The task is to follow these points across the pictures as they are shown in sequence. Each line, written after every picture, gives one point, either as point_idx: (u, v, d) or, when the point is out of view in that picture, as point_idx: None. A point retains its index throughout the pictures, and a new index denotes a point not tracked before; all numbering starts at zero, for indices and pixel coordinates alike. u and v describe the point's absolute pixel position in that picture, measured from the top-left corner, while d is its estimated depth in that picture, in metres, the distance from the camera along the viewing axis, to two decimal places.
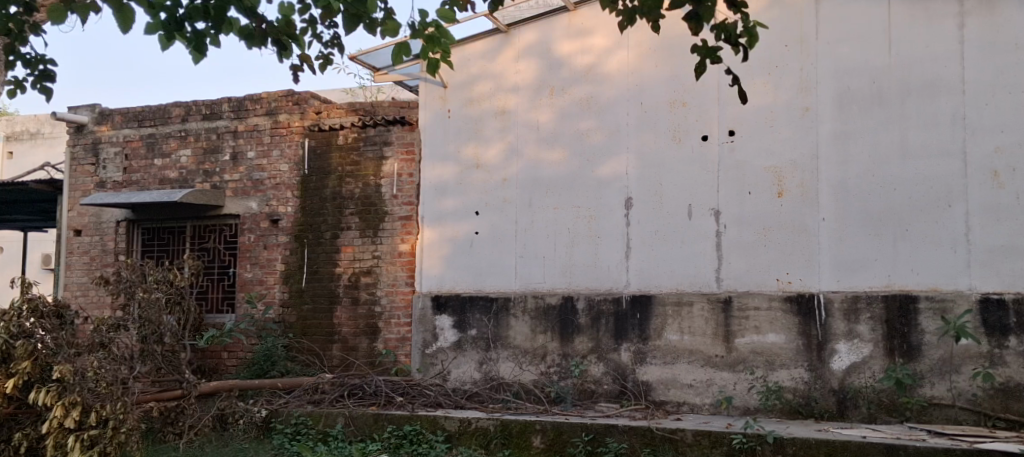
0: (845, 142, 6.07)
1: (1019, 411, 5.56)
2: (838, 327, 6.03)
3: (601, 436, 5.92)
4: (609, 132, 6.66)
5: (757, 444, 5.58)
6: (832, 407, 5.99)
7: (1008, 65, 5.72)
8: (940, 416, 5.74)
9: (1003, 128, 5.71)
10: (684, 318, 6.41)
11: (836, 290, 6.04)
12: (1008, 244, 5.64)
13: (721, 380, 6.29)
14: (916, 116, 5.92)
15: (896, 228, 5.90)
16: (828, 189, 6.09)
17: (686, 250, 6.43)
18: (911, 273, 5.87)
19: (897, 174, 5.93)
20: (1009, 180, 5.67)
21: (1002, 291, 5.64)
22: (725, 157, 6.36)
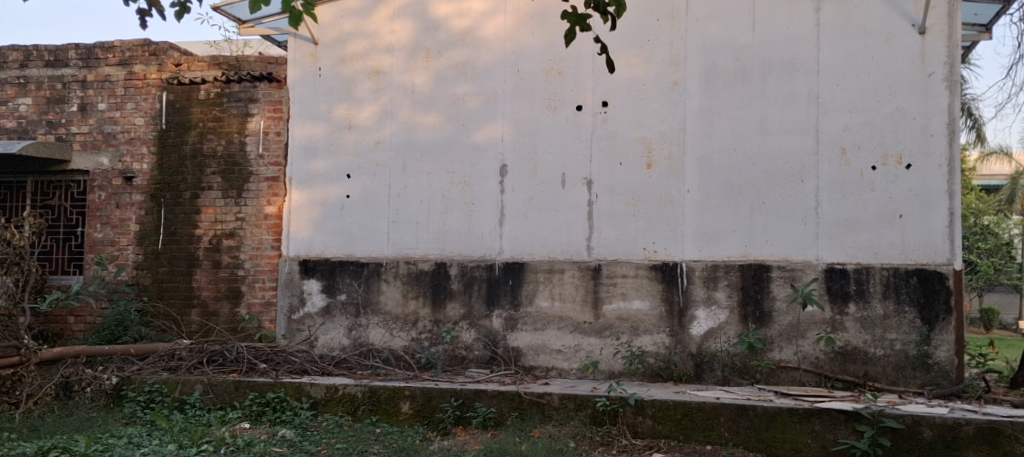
0: (708, 117, 6.31)
1: (855, 372, 6.02)
2: (698, 294, 6.30)
3: (470, 401, 6.03)
4: (485, 98, 6.64)
5: (619, 407, 5.82)
6: (690, 370, 6.28)
7: (858, 49, 6.08)
8: (786, 378, 6.12)
9: (851, 108, 6.09)
10: (555, 285, 6.51)
11: (698, 260, 6.30)
12: (852, 218, 6.05)
13: (588, 345, 6.46)
14: (775, 93, 6.21)
15: (754, 200, 6.21)
16: (692, 162, 6.33)
17: (558, 218, 6.53)
18: (766, 244, 6.20)
19: (756, 149, 6.22)
20: (855, 157, 6.07)
21: (845, 261, 6.06)
22: (597, 127, 6.48)
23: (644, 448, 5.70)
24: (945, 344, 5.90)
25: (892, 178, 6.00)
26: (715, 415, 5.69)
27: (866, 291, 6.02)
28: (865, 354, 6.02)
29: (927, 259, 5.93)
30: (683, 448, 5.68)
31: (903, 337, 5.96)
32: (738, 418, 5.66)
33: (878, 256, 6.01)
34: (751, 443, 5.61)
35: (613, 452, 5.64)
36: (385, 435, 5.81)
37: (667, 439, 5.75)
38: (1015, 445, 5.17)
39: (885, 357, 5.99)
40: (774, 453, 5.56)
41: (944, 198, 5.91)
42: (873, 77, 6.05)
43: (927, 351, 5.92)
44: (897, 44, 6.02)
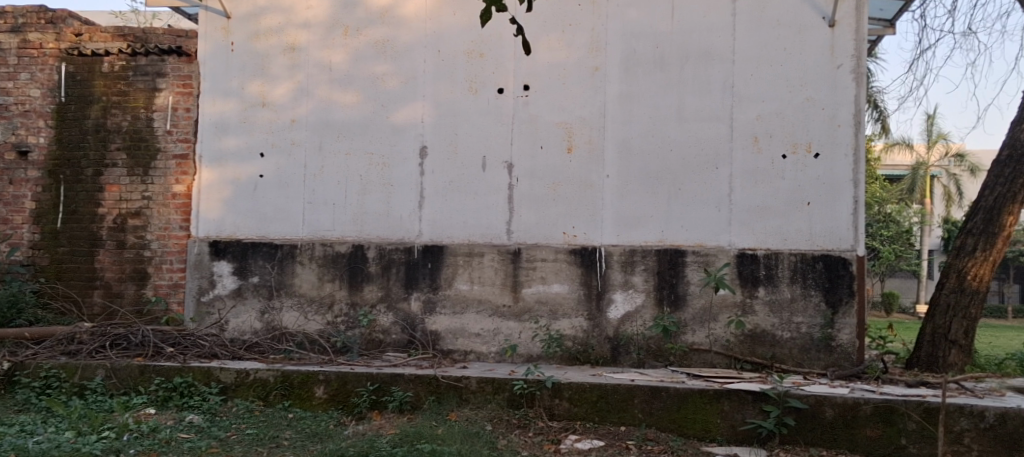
0: (627, 103, 6.38)
1: (763, 354, 6.21)
2: (615, 278, 6.38)
3: (386, 385, 5.98)
4: (405, 79, 6.54)
5: (536, 389, 5.87)
6: (606, 354, 6.37)
7: (771, 40, 6.23)
8: (699, 360, 6.27)
9: (764, 98, 6.24)
10: (474, 269, 6.49)
11: (615, 244, 6.38)
12: (763, 205, 6.23)
13: (507, 328, 6.47)
14: (692, 81, 6.33)
15: (670, 186, 6.32)
16: (611, 147, 6.39)
17: (478, 201, 6.50)
18: (681, 229, 6.32)
19: (673, 136, 6.33)
20: (767, 146, 6.23)
21: (756, 247, 6.24)
22: (518, 110, 6.46)
23: (560, 430, 5.75)
24: (847, 327, 6.13)
25: (801, 166, 6.19)
26: (629, 396, 5.79)
27: (775, 276, 6.21)
28: (773, 337, 6.21)
29: (832, 245, 6.15)
30: (598, 429, 5.76)
31: (809, 320, 6.17)
32: (652, 400, 5.77)
33: (787, 242, 6.20)
34: (664, 424, 5.74)
35: (529, 434, 5.70)
36: (298, 420, 5.71)
37: (583, 421, 5.82)
38: (909, 423, 5.41)
39: (791, 340, 6.19)
40: (685, 434, 5.70)
41: (849, 186, 6.13)
42: (784, 68, 6.22)
43: (830, 334, 6.14)
44: (808, 36, 6.19)
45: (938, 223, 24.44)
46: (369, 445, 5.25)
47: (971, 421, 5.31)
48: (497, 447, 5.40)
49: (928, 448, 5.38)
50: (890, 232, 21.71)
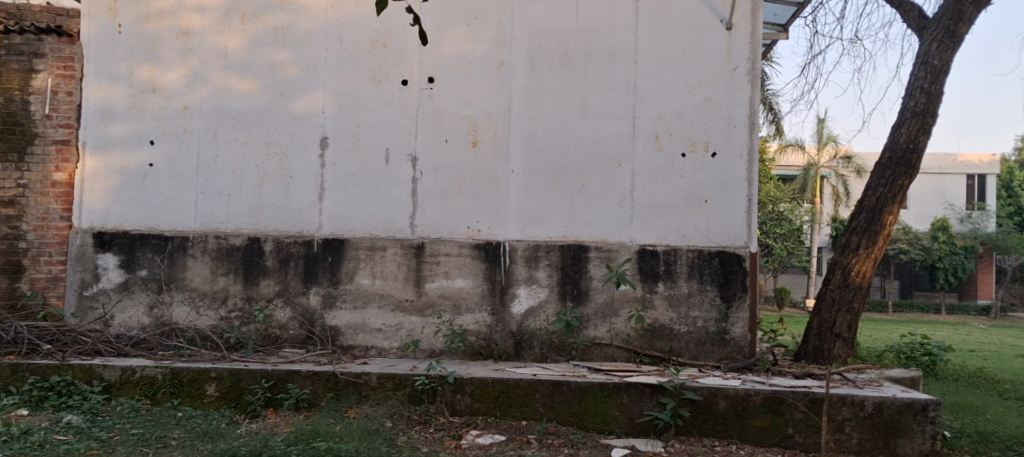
0: (532, 99, 6.40)
1: (661, 348, 6.34)
2: (519, 273, 6.39)
3: (282, 382, 5.82)
4: (305, 67, 6.38)
5: (438, 385, 5.83)
6: (509, 349, 6.37)
7: (672, 41, 6.37)
8: (599, 355, 6.35)
9: (665, 97, 6.38)
10: (376, 263, 6.39)
11: (520, 239, 6.40)
12: (663, 202, 6.36)
13: (410, 324, 6.39)
14: (596, 78, 6.40)
15: (574, 183, 6.39)
16: (516, 142, 6.40)
17: (381, 194, 6.40)
18: (584, 225, 6.39)
19: (577, 133, 6.39)
20: (668, 144, 6.37)
21: (656, 243, 6.37)
22: (422, 103, 6.40)
23: (461, 426, 5.73)
24: (740, 321, 6.33)
25: (699, 165, 6.35)
26: (530, 391, 5.81)
27: (674, 272, 6.35)
28: (670, 331, 6.35)
29: (728, 242, 6.34)
30: (499, 424, 5.77)
31: (704, 314, 6.33)
32: (553, 394, 5.81)
33: (685, 239, 6.35)
34: (564, 418, 5.79)
35: (430, 430, 5.66)
36: (188, 419, 5.49)
37: (484, 416, 5.82)
38: (795, 413, 5.62)
39: (688, 333, 6.35)
40: (585, 427, 5.77)
41: (744, 185, 6.33)
42: (684, 68, 6.37)
43: (724, 328, 6.33)
44: (707, 38, 6.36)
45: (831, 222, 25.74)
46: (262, 444, 5.08)
47: (851, 410, 5.57)
48: (396, 444, 5.33)
49: (814, 436, 5.60)
50: (784, 229, 23.11)
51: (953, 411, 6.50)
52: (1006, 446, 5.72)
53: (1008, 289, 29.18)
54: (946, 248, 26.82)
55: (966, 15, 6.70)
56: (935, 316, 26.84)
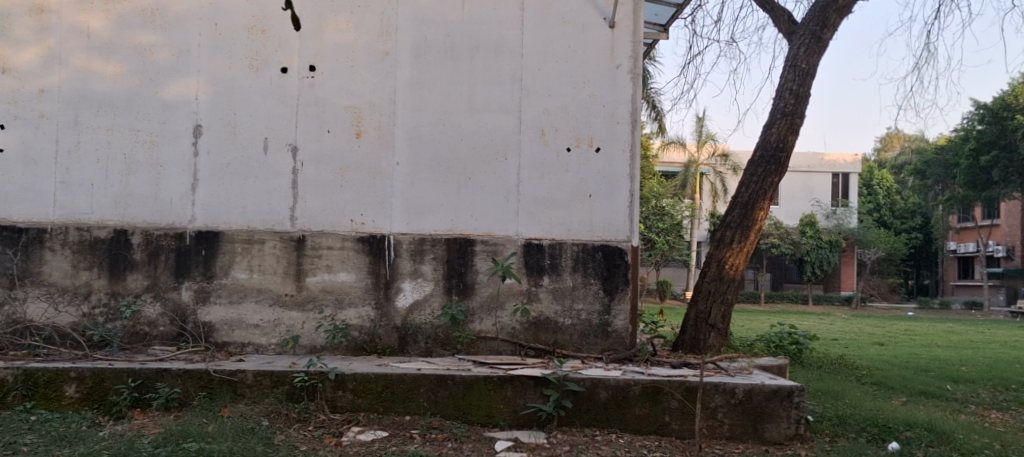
0: (418, 90, 6.36)
1: (546, 341, 6.38)
2: (404, 267, 6.31)
3: (151, 382, 5.55)
4: (178, 52, 6.20)
5: (318, 382, 5.68)
6: (393, 343, 6.27)
7: (557, 36, 6.45)
8: (485, 348, 6.35)
9: (551, 92, 6.44)
10: (253, 257, 6.18)
11: (405, 232, 6.32)
12: (548, 197, 6.43)
13: (289, 319, 6.21)
14: (482, 71, 6.40)
15: (460, 176, 6.37)
16: (401, 134, 6.33)
17: (260, 185, 6.22)
18: (471, 218, 6.37)
19: (463, 125, 6.37)
20: (553, 139, 6.43)
21: (542, 236, 6.41)
22: (303, 92, 6.28)
23: (342, 422, 5.62)
24: (622, 313, 6.44)
25: (584, 160, 6.44)
26: (414, 386, 5.75)
27: (558, 265, 6.41)
28: (555, 324, 6.39)
29: (611, 236, 6.46)
30: (382, 420, 5.69)
31: (588, 307, 6.41)
32: (437, 388, 5.77)
33: (570, 233, 6.43)
34: (448, 412, 5.76)
35: (310, 428, 5.52)
36: (42, 423, 5.17)
37: (366, 412, 5.72)
38: (672, 401, 5.79)
39: (572, 326, 6.41)
40: (469, 420, 5.76)
41: (626, 180, 6.48)
42: (569, 64, 6.45)
43: (607, 320, 6.43)
44: (591, 35, 6.47)
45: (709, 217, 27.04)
46: (126, 446, 4.82)
47: (724, 397, 5.79)
48: (273, 443, 5.16)
49: (689, 423, 5.80)
50: (664, 223, 24.54)
51: (817, 396, 6.90)
52: (862, 428, 6.12)
53: (867, 280, 31.61)
54: (813, 242, 28.75)
55: (830, 22, 7.10)
56: (806, 306, 28.59)
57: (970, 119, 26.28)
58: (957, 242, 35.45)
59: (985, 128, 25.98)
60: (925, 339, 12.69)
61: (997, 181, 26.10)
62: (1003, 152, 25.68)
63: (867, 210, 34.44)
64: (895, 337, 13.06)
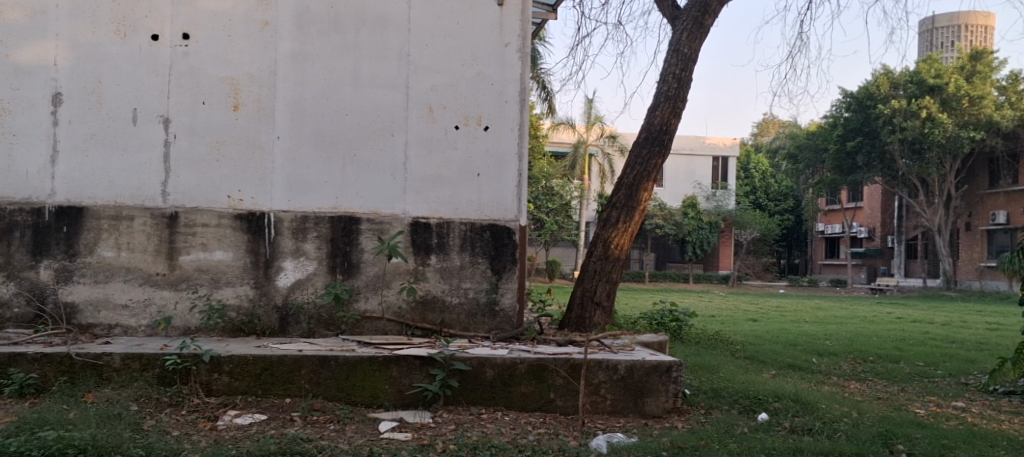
0: (299, 62, 6.15)
1: (433, 320, 6.31)
2: (285, 245, 6.10)
3: (3, 367, 5.26)
4: (32, 13, 5.83)
5: (192, 365, 5.44)
6: (274, 324, 6.08)
7: (445, 12, 6.37)
8: (370, 328, 6.23)
9: (438, 69, 6.35)
10: (121, 234, 5.88)
11: (286, 210, 6.11)
12: (436, 175, 6.35)
13: (161, 299, 5.93)
14: (367, 46, 6.25)
15: (345, 152, 6.21)
16: (282, 108, 6.13)
17: (128, 158, 5.92)
18: (356, 196, 6.22)
19: (347, 100, 6.21)
20: (441, 116, 6.35)
21: (429, 215, 6.32)
22: (175, 60, 5.99)
23: (218, 406, 5.40)
24: (510, 292, 6.43)
25: (472, 138, 6.40)
26: (296, 367, 5.58)
27: (446, 244, 6.33)
28: (442, 302, 6.32)
29: (499, 215, 6.44)
30: (261, 403, 5.50)
31: (476, 286, 6.37)
32: (319, 370, 5.62)
33: (458, 212, 6.37)
34: (331, 393, 5.62)
35: (182, 413, 5.27)
36: None
37: (244, 395, 5.52)
38: (557, 378, 5.86)
39: (460, 305, 6.35)
40: (353, 401, 5.65)
41: (514, 159, 6.48)
42: (457, 40, 6.38)
43: (494, 299, 6.40)
44: (479, 12, 6.43)
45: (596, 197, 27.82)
46: None
47: (606, 373, 5.91)
48: (141, 429, 4.88)
49: (573, 399, 5.88)
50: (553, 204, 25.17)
51: (694, 371, 7.19)
52: (734, 400, 6.43)
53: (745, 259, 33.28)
54: (694, 223, 30.01)
55: (711, 8, 7.32)
56: (688, 284, 29.84)
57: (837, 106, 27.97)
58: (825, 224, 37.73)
59: (851, 116, 27.71)
60: (791, 314, 13.46)
61: (861, 167, 28.21)
62: (867, 139, 27.52)
63: (744, 193, 36.24)
64: (763, 312, 13.81)
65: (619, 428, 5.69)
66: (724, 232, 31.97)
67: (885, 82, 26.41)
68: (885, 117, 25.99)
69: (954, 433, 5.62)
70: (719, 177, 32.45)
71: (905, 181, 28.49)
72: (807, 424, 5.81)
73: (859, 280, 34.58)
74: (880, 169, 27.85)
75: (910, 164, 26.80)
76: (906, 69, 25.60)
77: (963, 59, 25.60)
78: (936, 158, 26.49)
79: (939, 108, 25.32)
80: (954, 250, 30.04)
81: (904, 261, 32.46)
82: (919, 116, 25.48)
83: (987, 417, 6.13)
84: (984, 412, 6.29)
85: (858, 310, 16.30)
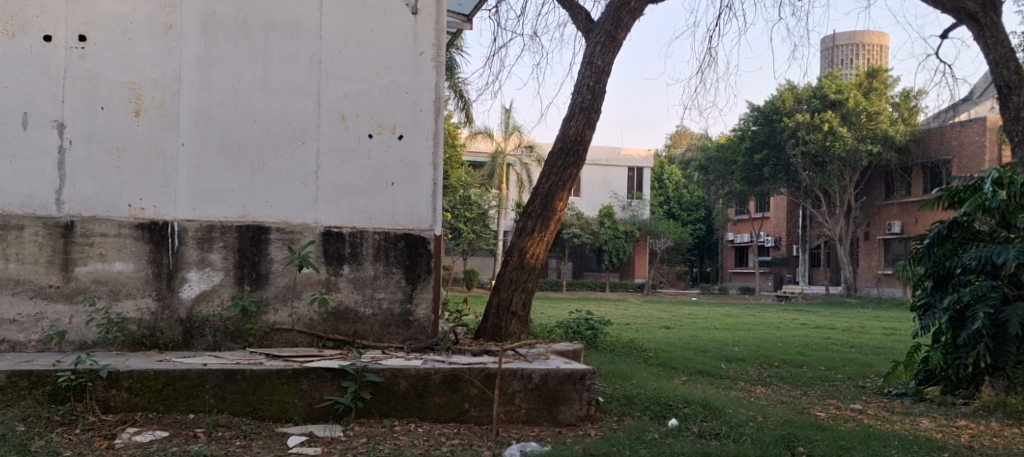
0: (205, 67, 6.00)
1: (345, 331, 6.20)
2: (189, 256, 5.90)
3: None
4: None
5: (87, 381, 5.20)
6: (177, 337, 5.88)
7: (358, 19, 6.31)
8: (279, 340, 6.08)
9: (351, 76, 6.28)
10: (10, 245, 5.60)
11: (191, 219, 5.92)
12: (349, 183, 6.25)
13: (54, 313, 5.66)
14: (277, 52, 6.13)
15: (254, 160, 6.07)
16: (187, 114, 5.95)
17: (19, 165, 5.64)
18: (265, 205, 6.08)
19: (256, 107, 6.08)
20: (354, 124, 6.27)
21: (341, 225, 6.21)
22: (71, 63, 5.75)
23: (115, 424, 5.17)
24: (424, 302, 6.37)
25: (386, 147, 6.34)
26: (200, 382, 5.39)
27: (359, 254, 6.23)
28: (355, 313, 6.22)
29: (413, 225, 6.38)
30: (162, 420, 5.28)
31: (390, 296, 6.28)
32: (225, 384, 5.43)
33: (371, 221, 6.28)
34: (237, 408, 5.44)
35: (75, 432, 5.02)
36: None
37: (144, 411, 5.30)
38: (471, 388, 5.82)
39: (373, 316, 6.26)
40: (260, 416, 5.48)
41: (429, 169, 6.45)
42: (370, 48, 6.32)
43: (409, 309, 6.33)
44: (393, 20, 6.39)
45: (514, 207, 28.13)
46: None
47: (521, 383, 5.90)
48: (28, 450, 4.64)
49: (487, 409, 5.85)
50: (472, 213, 25.37)
51: (608, 378, 7.30)
52: (646, 406, 6.54)
53: (658, 267, 34.11)
54: (610, 233, 30.62)
55: (623, 22, 7.49)
56: (607, 292, 30.35)
57: (744, 120, 28.82)
58: (734, 233, 38.95)
59: (758, 129, 28.73)
60: (703, 322, 13.83)
61: (767, 178, 29.26)
62: (773, 152, 28.62)
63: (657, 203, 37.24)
64: (674, 320, 14.14)
65: (533, 437, 5.69)
66: (638, 240, 32.67)
67: (789, 97, 27.50)
68: (790, 130, 27.09)
69: (851, 434, 5.85)
70: (634, 188, 33.18)
71: (808, 192, 29.70)
72: (714, 428, 5.95)
73: (765, 286, 35.75)
74: (785, 180, 28.95)
75: (813, 176, 27.98)
76: (809, 84, 26.74)
77: (860, 76, 26.84)
78: (837, 170, 27.62)
79: (839, 122, 26.54)
80: (853, 257, 31.48)
81: (807, 269, 33.88)
82: (821, 129, 26.63)
83: (882, 419, 6.41)
84: (879, 413, 6.58)
85: (765, 316, 16.90)
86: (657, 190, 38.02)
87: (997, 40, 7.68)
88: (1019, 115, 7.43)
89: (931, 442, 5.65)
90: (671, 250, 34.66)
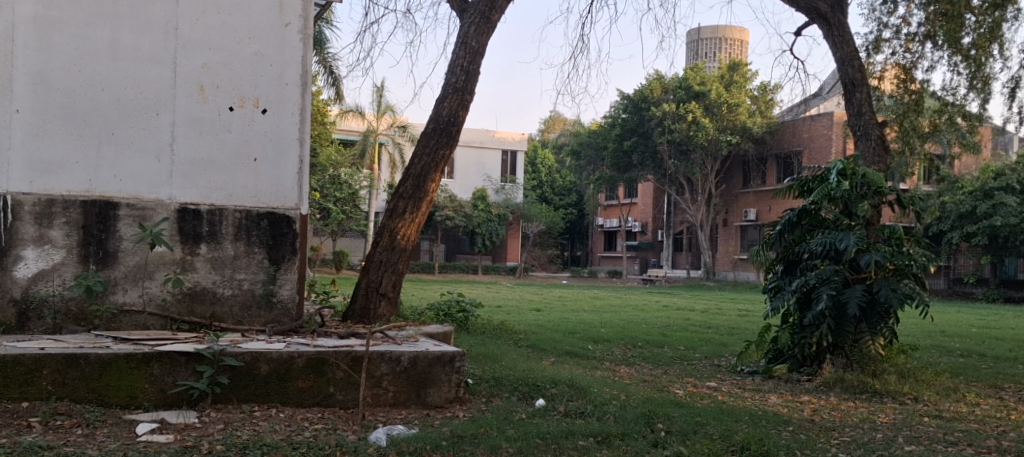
0: (45, 28, 5.54)
1: (202, 313, 5.86)
2: (25, 232, 5.46)
3: None
4: None
5: None
6: (11, 320, 5.44)
7: None
8: (129, 323, 5.71)
9: (210, 45, 5.94)
10: None
11: (27, 192, 5.47)
12: (207, 158, 5.92)
13: None
14: (127, 15, 5.73)
15: (100, 130, 5.66)
16: (22, 78, 5.48)
17: None
18: (113, 179, 5.67)
19: (103, 73, 5.67)
20: (213, 96, 5.94)
21: (198, 202, 5.86)
22: None
23: None
24: (288, 283, 6.09)
25: (248, 121, 6.04)
26: (36, 368, 4.97)
27: (218, 232, 5.89)
28: (213, 294, 5.88)
29: (278, 203, 6.10)
30: None
31: (252, 277, 5.98)
32: (66, 369, 5.03)
33: (232, 198, 5.96)
34: (78, 395, 5.05)
35: None
36: None
37: None
38: (337, 372, 5.65)
39: (233, 297, 5.94)
40: (105, 403, 5.11)
41: (295, 145, 6.19)
42: (232, 17, 6.01)
43: (272, 290, 6.04)
44: None
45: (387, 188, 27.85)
46: None
47: (389, 366, 5.79)
48: None
49: (353, 393, 5.69)
50: (342, 194, 24.99)
51: (478, 360, 7.33)
52: (514, 387, 6.61)
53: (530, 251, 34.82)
54: (483, 216, 30.81)
55: (498, 4, 7.48)
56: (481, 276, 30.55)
57: (615, 107, 29.69)
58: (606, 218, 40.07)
59: (628, 117, 29.57)
60: (571, 304, 14.16)
61: (636, 165, 30.28)
62: (642, 139, 29.50)
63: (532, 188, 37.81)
64: (543, 302, 14.42)
65: (399, 420, 5.58)
66: (511, 224, 33.06)
67: (657, 86, 28.28)
68: (657, 119, 28.11)
69: (705, 410, 6.14)
70: (508, 172, 33.53)
71: (673, 179, 30.99)
72: (579, 407, 6.07)
73: (632, 270, 37.06)
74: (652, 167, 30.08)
75: (678, 165, 29.29)
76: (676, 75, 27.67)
77: (722, 69, 27.94)
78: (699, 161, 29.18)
79: (703, 113, 27.76)
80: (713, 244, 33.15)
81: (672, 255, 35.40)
82: (685, 119, 27.74)
83: (735, 395, 6.77)
84: (732, 390, 6.95)
85: (631, 299, 17.52)
86: (533, 176, 38.56)
87: (844, 39, 8.20)
88: (862, 110, 8.03)
89: (777, 416, 6.00)
90: (545, 235, 35.30)
